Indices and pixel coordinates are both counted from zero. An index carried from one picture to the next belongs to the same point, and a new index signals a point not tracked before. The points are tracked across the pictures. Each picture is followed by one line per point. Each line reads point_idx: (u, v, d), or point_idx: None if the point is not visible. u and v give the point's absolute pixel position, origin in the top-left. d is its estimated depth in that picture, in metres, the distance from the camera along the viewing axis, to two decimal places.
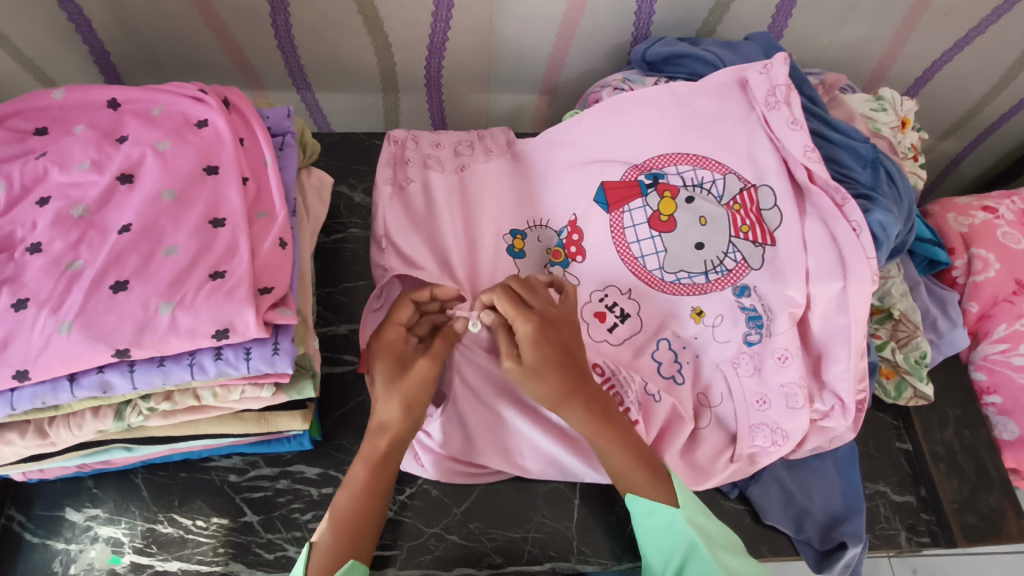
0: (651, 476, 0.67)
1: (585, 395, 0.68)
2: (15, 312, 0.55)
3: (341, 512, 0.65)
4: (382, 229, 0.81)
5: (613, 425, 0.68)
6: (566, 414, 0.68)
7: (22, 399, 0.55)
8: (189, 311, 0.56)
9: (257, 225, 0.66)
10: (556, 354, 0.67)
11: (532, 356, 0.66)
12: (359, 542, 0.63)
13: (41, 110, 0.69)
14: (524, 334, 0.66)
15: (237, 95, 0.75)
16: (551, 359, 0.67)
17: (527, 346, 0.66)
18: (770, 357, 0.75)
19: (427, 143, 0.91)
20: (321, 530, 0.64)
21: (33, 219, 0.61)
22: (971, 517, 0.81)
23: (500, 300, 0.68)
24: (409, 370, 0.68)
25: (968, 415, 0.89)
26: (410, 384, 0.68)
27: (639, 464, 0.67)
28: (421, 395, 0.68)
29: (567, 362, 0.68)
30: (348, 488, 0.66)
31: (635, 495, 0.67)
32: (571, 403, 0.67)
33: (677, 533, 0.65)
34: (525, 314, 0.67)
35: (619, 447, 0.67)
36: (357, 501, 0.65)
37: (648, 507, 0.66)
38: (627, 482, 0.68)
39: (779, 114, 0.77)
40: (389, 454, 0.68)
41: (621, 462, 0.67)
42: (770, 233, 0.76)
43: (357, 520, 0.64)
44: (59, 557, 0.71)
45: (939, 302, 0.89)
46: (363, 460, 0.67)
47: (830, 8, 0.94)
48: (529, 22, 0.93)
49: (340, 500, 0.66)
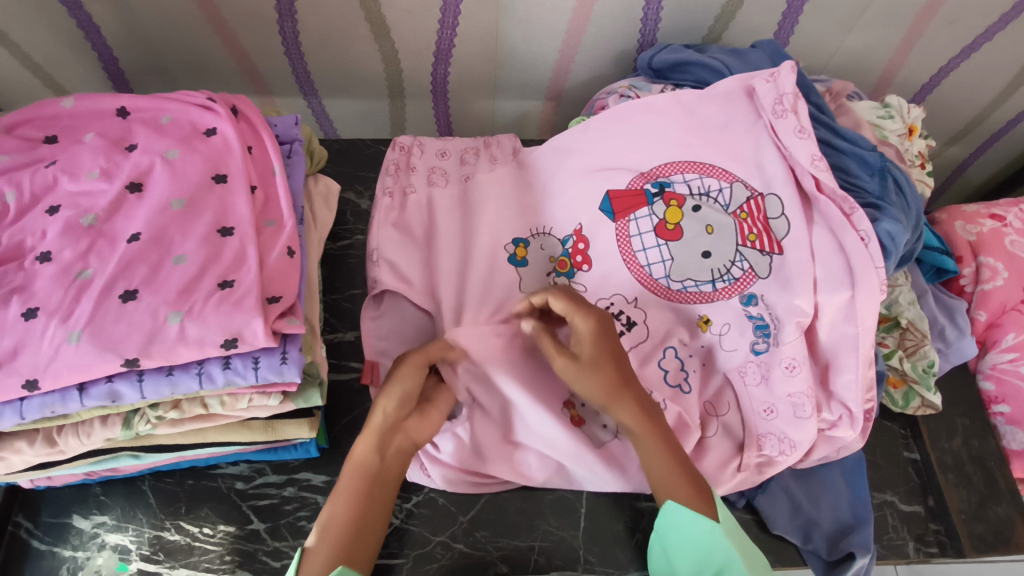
0: (690, 485, 0.67)
1: (636, 395, 0.69)
2: (25, 321, 0.55)
3: (330, 520, 0.63)
4: (375, 243, 0.84)
5: (658, 428, 0.69)
6: (617, 414, 0.70)
7: (31, 408, 0.55)
8: (198, 321, 0.56)
9: (264, 234, 0.66)
10: (610, 353, 0.70)
11: (588, 352, 0.70)
12: (354, 547, 0.62)
13: (51, 118, 0.70)
14: (584, 329, 0.70)
15: (245, 103, 0.75)
16: (607, 356, 0.70)
17: (586, 341, 0.70)
18: (777, 366, 0.74)
19: (432, 151, 0.93)
20: (313, 537, 0.63)
21: (43, 228, 0.61)
22: (980, 528, 0.81)
23: (557, 297, 0.71)
24: (401, 362, 0.70)
25: (976, 425, 0.88)
26: (400, 376, 0.69)
27: (682, 469, 0.67)
28: (412, 386, 0.69)
29: (620, 361, 0.70)
30: (338, 494, 0.65)
31: (676, 501, 0.67)
32: (623, 400, 0.69)
33: (711, 546, 0.65)
34: (586, 311, 0.70)
35: (667, 450, 0.68)
36: (354, 505, 0.64)
37: (684, 515, 0.66)
38: (667, 488, 0.67)
39: (786, 122, 0.76)
40: (364, 460, 0.66)
41: (660, 465, 0.68)
42: (777, 242, 0.76)
43: (345, 526, 0.63)
44: (66, 564, 0.71)
45: (947, 310, 0.88)
46: (351, 467, 0.66)
47: (836, 15, 0.94)
48: (536, 28, 0.93)
49: (330, 508, 0.64)
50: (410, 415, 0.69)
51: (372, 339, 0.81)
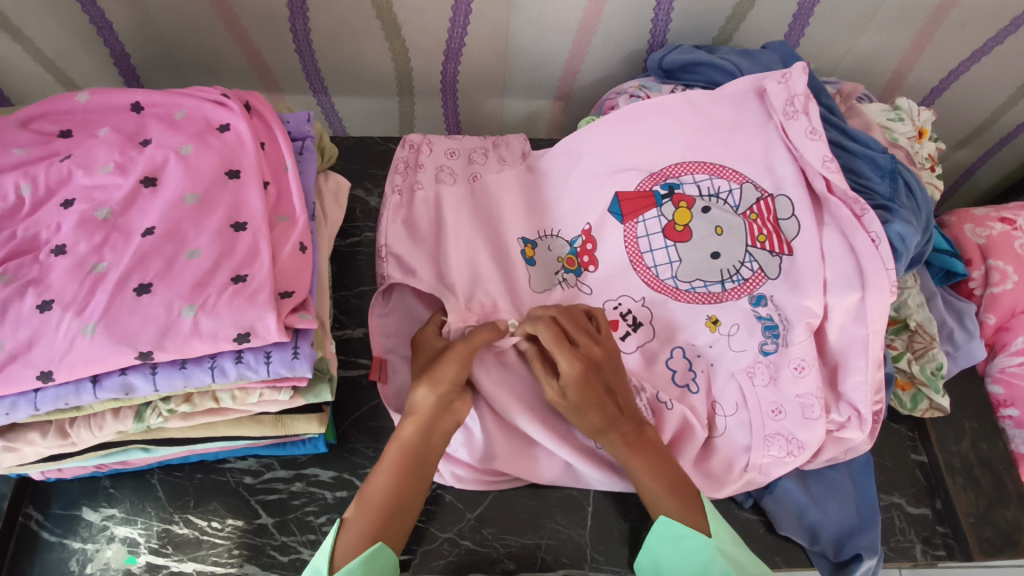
0: (681, 502, 0.68)
1: (620, 429, 0.71)
2: (40, 313, 0.56)
3: (373, 495, 0.65)
4: (383, 240, 0.83)
5: (648, 455, 0.70)
6: (607, 444, 0.71)
7: (46, 399, 0.56)
8: (212, 315, 0.57)
9: (278, 229, 0.66)
10: (595, 394, 0.70)
11: (574, 395, 0.70)
12: (388, 526, 0.64)
13: (66, 112, 0.70)
14: (569, 375, 0.69)
15: (258, 100, 0.75)
16: (592, 400, 0.70)
17: (571, 386, 0.70)
18: (786, 367, 0.74)
19: (442, 149, 0.92)
20: (353, 508, 0.65)
21: (57, 221, 0.62)
22: (988, 531, 0.81)
23: (543, 334, 0.71)
24: (447, 356, 0.72)
25: (985, 428, 0.89)
26: (448, 365, 0.71)
27: (670, 490, 0.68)
28: (453, 374, 0.71)
29: (609, 400, 0.71)
30: (383, 469, 0.66)
31: (667, 516, 0.67)
32: (608, 436, 0.71)
33: (706, 560, 0.66)
34: (570, 357, 0.70)
35: (652, 475, 0.69)
36: (396, 484, 0.65)
37: (679, 530, 0.67)
38: (656, 505, 0.69)
39: (797, 124, 0.77)
40: (411, 443, 0.67)
41: (649, 487, 0.69)
42: (787, 243, 0.76)
43: (383, 505, 0.65)
44: (76, 556, 0.71)
45: (955, 313, 0.88)
46: (396, 444, 0.68)
47: (847, 17, 0.94)
48: (546, 28, 0.93)
49: (373, 483, 0.66)
50: (455, 399, 0.71)
51: (380, 336, 0.81)
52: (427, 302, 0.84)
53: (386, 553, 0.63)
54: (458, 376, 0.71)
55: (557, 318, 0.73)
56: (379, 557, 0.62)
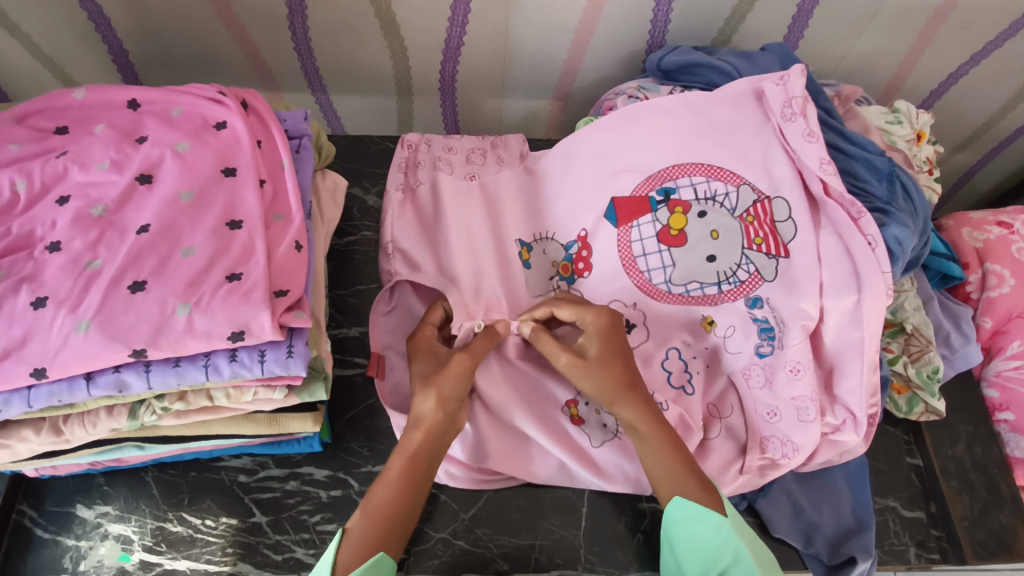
0: (698, 482, 0.67)
1: (640, 394, 0.70)
2: (34, 310, 0.56)
3: (376, 505, 0.65)
4: (390, 235, 0.83)
5: (665, 428, 0.69)
6: (621, 411, 0.70)
7: (39, 397, 0.55)
8: (206, 313, 0.57)
9: (272, 228, 0.66)
10: (618, 349, 0.72)
11: (599, 347, 0.71)
12: (390, 537, 0.64)
13: (62, 109, 0.70)
14: (596, 325, 0.72)
15: (256, 98, 0.75)
16: (616, 350, 0.71)
17: (595, 337, 0.72)
18: (782, 369, 0.75)
19: (440, 148, 0.92)
20: (354, 517, 0.65)
21: (53, 218, 0.62)
22: (981, 535, 0.81)
23: (561, 304, 0.75)
24: (448, 364, 0.71)
25: (980, 432, 0.89)
26: (447, 376, 0.70)
27: (686, 466, 0.67)
28: (457, 389, 0.70)
29: (629, 361, 0.72)
30: (386, 481, 0.66)
31: (682, 497, 0.66)
32: (629, 397, 0.69)
33: (723, 540, 0.64)
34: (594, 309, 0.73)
35: (668, 450, 0.68)
36: (392, 498, 0.65)
37: (692, 512, 0.66)
38: (673, 484, 0.67)
39: (795, 126, 0.76)
40: (422, 449, 0.68)
41: (666, 466, 0.68)
42: (783, 245, 0.76)
43: (390, 515, 0.64)
44: (69, 553, 0.71)
45: (952, 316, 0.88)
46: (400, 452, 0.68)
47: (847, 20, 0.94)
48: (544, 28, 0.93)
49: (377, 493, 0.66)
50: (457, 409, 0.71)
51: (379, 333, 0.81)
52: (425, 298, 0.84)
53: (387, 563, 0.62)
54: (458, 389, 0.70)
55: (568, 296, 0.77)
56: (380, 568, 0.61)
